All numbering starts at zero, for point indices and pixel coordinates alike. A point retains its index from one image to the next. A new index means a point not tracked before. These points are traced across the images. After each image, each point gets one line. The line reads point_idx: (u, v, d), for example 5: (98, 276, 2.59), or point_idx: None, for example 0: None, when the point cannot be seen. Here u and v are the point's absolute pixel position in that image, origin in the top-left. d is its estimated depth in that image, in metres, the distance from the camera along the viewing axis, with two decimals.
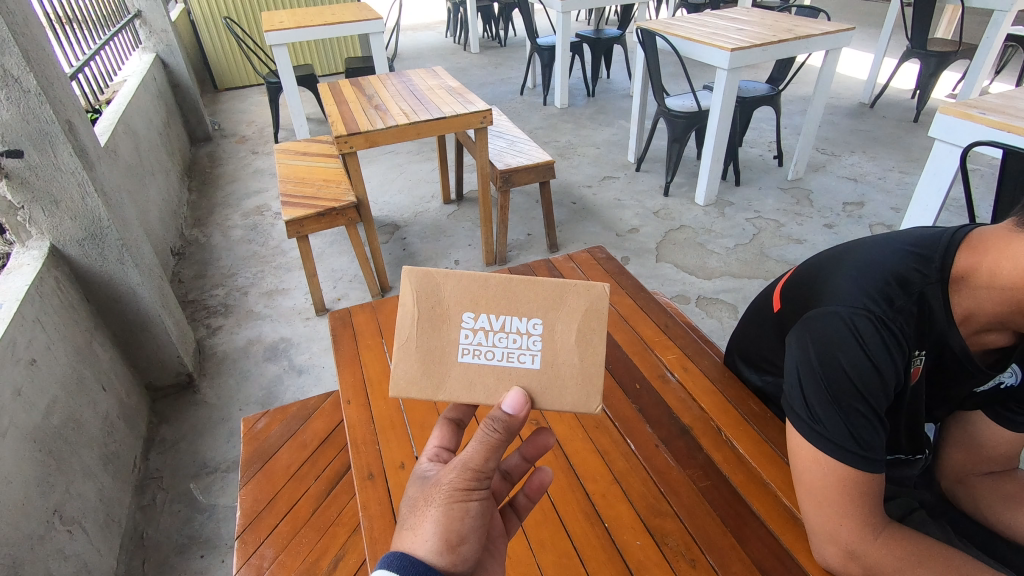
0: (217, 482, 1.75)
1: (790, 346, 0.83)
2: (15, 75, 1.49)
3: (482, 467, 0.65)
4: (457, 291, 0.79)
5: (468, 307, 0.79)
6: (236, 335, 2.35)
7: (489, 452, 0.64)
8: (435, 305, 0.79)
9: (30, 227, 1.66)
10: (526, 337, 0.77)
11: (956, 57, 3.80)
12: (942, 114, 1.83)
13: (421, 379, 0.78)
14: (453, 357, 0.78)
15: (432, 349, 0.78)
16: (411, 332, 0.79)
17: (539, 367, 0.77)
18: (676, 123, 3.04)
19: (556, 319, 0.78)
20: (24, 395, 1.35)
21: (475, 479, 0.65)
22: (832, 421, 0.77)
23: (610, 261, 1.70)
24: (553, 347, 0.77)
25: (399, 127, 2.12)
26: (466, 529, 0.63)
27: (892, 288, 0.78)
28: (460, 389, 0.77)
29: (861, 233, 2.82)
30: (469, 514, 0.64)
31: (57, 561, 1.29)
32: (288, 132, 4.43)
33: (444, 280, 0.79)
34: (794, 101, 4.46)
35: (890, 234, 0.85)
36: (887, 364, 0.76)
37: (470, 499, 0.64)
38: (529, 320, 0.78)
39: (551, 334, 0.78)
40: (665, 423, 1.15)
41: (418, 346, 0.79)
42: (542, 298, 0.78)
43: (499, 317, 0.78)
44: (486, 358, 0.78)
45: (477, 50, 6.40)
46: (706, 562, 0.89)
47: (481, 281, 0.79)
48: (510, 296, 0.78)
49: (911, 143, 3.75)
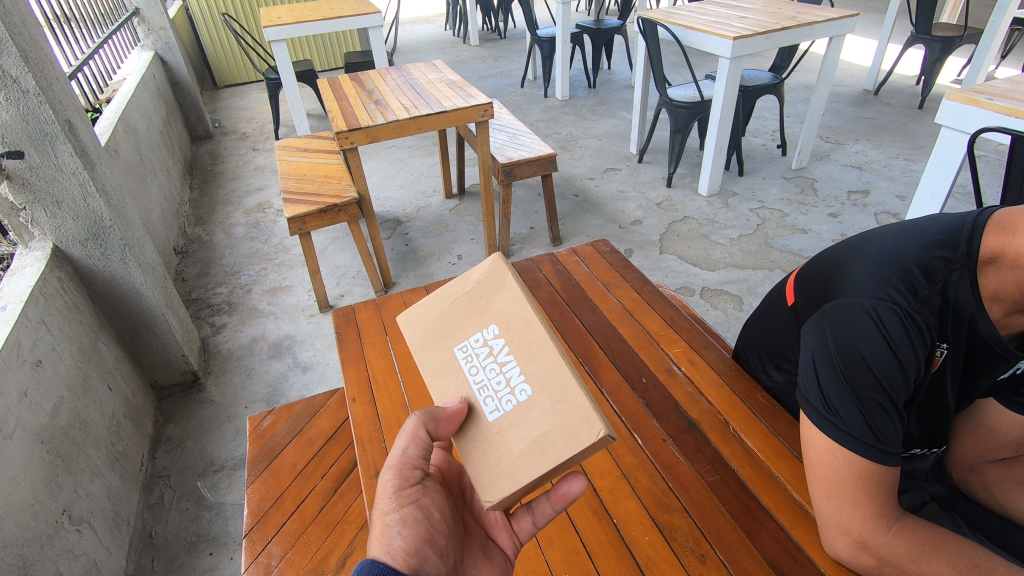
0: (225, 479, 1.76)
1: (807, 337, 0.82)
2: (14, 75, 1.48)
3: (403, 462, 0.72)
4: (508, 302, 0.77)
5: (500, 324, 0.76)
6: (240, 332, 2.35)
7: (410, 443, 0.71)
8: (484, 298, 0.80)
9: (32, 228, 1.65)
10: (508, 389, 0.72)
11: (961, 42, 3.75)
12: (949, 100, 1.80)
13: (425, 336, 0.83)
14: (454, 344, 0.80)
15: (450, 321, 0.82)
16: (453, 296, 0.84)
17: (490, 419, 0.71)
18: (679, 113, 3.01)
19: (540, 403, 0.69)
20: (31, 396, 1.36)
21: (404, 475, 0.71)
22: (851, 414, 0.76)
23: (615, 255, 1.68)
24: (517, 418, 0.69)
25: (400, 121, 2.10)
26: (407, 535, 0.66)
27: (916, 277, 0.77)
28: (433, 369, 0.80)
29: (866, 222, 2.79)
30: (406, 515, 0.68)
31: (67, 561, 1.29)
32: (288, 129, 4.41)
33: (508, 285, 0.78)
34: (798, 89, 4.43)
35: (912, 221, 0.84)
36: (910, 356, 0.75)
37: (403, 501, 0.70)
38: (523, 382, 0.71)
39: (525, 409, 0.69)
40: (671, 418, 1.14)
41: (445, 313, 0.83)
42: (556, 375, 0.69)
43: (508, 356, 0.74)
44: (470, 372, 0.76)
45: (477, 42, 6.37)
46: (715, 557, 0.88)
47: (526, 318, 0.74)
48: (532, 349, 0.72)
49: (916, 130, 3.72)
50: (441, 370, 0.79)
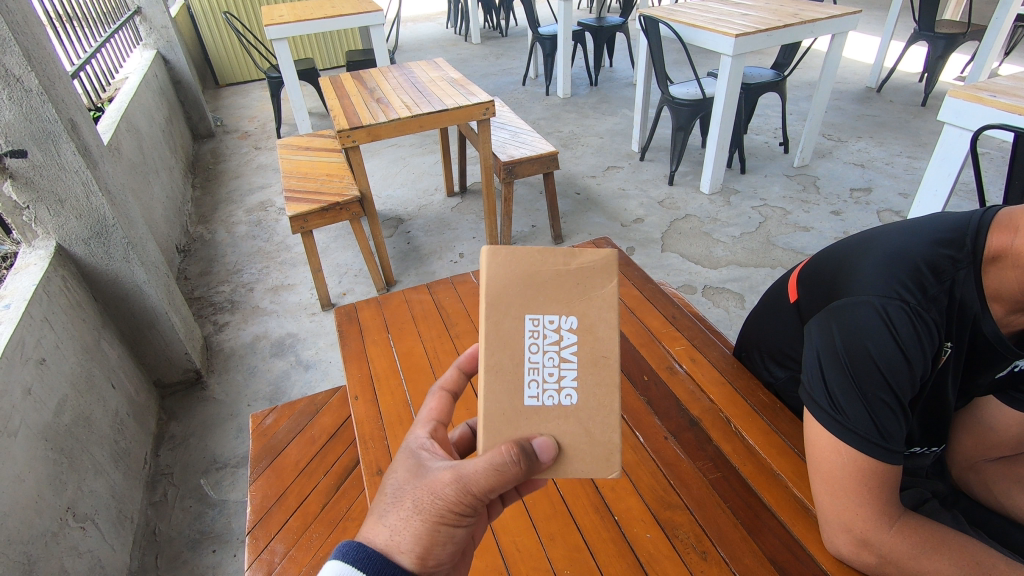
0: (228, 477, 1.77)
1: (813, 334, 0.82)
2: (17, 74, 1.49)
3: (482, 494, 0.64)
4: (603, 305, 0.72)
5: (581, 322, 0.72)
6: (242, 331, 2.36)
7: (499, 482, 0.63)
8: (581, 285, 0.72)
9: (35, 227, 1.66)
10: (558, 389, 0.70)
11: (965, 39, 3.73)
12: (952, 96, 1.79)
13: (505, 286, 0.73)
14: (526, 313, 0.72)
15: (532, 285, 0.73)
16: (552, 261, 0.73)
17: (528, 404, 0.70)
18: (681, 111, 3.01)
19: (578, 418, 0.70)
20: (35, 394, 1.36)
21: (470, 504, 0.65)
22: (857, 412, 0.76)
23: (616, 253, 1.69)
24: (552, 419, 0.70)
25: (401, 120, 2.10)
26: (443, 553, 0.65)
27: (924, 276, 0.77)
28: (494, 327, 0.72)
29: (868, 220, 2.79)
30: (455, 534, 0.65)
31: (71, 558, 1.30)
32: (290, 127, 4.42)
33: (609, 291, 0.72)
34: (800, 87, 4.41)
35: (919, 218, 0.84)
36: (916, 354, 0.75)
37: (458, 525, 0.65)
38: (575, 388, 0.71)
39: (565, 417, 0.70)
40: (673, 415, 1.14)
41: (529, 272, 0.73)
42: (605, 396, 0.71)
43: (571, 357, 0.71)
44: (529, 351, 0.71)
45: (478, 40, 6.36)
46: (716, 554, 0.88)
47: (606, 334, 0.72)
48: (597, 363, 0.71)
49: (919, 127, 3.70)
50: (502, 329, 0.72)
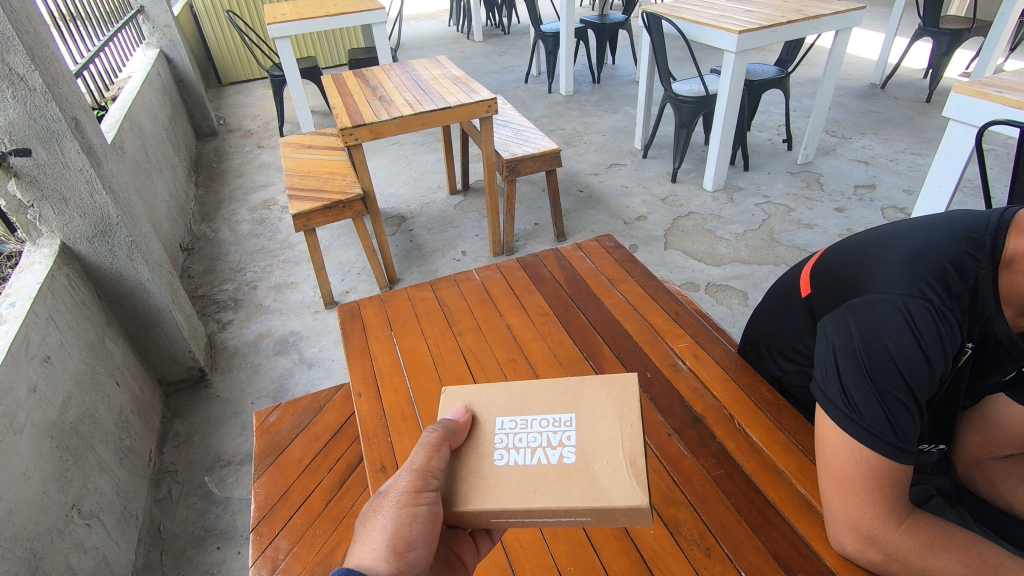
0: (232, 474, 1.77)
1: (828, 329, 0.82)
2: (21, 73, 1.49)
3: (427, 467, 0.70)
4: (601, 485, 0.69)
5: (575, 463, 0.72)
6: (246, 329, 2.36)
7: (429, 451, 0.71)
8: (606, 468, 0.71)
9: (39, 225, 1.67)
10: (510, 445, 0.75)
11: (969, 35, 3.71)
12: (957, 92, 1.79)
13: (597, 398, 0.80)
14: (565, 419, 0.78)
15: (602, 419, 0.77)
16: (629, 438, 0.74)
17: (494, 417, 0.79)
18: (684, 108, 3.00)
19: (487, 471, 0.73)
20: (40, 391, 1.37)
21: (423, 480, 0.69)
22: (872, 410, 0.75)
23: (619, 250, 1.68)
24: (486, 446, 0.76)
25: (404, 118, 2.10)
26: (414, 535, 0.65)
27: (948, 275, 0.76)
28: (548, 392, 0.82)
29: (872, 217, 2.78)
30: (420, 512, 0.67)
31: (77, 555, 1.30)
32: (292, 125, 4.43)
33: (619, 490, 0.68)
34: (804, 83, 4.40)
35: (940, 216, 0.83)
36: (936, 353, 0.75)
37: (419, 503, 0.67)
38: (506, 464, 0.73)
39: (488, 460, 0.74)
40: (677, 412, 1.14)
41: (602, 417, 0.77)
42: (496, 492, 0.70)
43: (538, 459, 0.74)
44: (537, 422, 0.78)
45: (481, 38, 6.35)
46: (720, 550, 0.88)
47: (567, 490, 0.69)
48: (542, 481, 0.71)
49: (923, 123, 3.69)
50: (561, 395, 0.81)
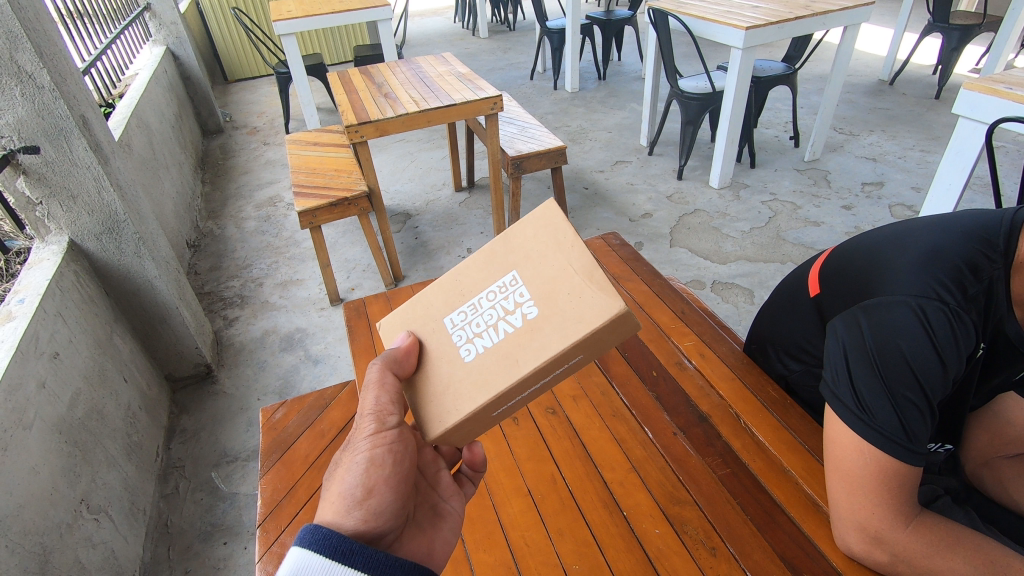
0: (238, 470, 1.78)
1: (839, 330, 0.81)
2: (29, 71, 1.50)
3: (379, 407, 0.71)
4: (568, 321, 0.67)
5: (536, 316, 0.70)
6: (252, 325, 2.37)
7: (379, 389, 0.71)
8: (568, 302, 0.68)
9: (48, 222, 1.69)
10: (471, 338, 0.74)
11: (980, 30, 3.67)
12: (967, 89, 1.77)
13: (527, 242, 0.74)
14: (507, 279, 0.75)
15: (538, 258, 0.72)
16: (574, 260, 0.70)
17: (443, 324, 0.78)
18: (690, 105, 2.99)
19: (460, 372, 0.72)
20: (49, 387, 1.38)
21: (380, 419, 0.71)
22: (883, 411, 0.75)
23: (625, 248, 1.68)
24: (448, 353, 0.75)
25: (409, 115, 2.10)
26: (374, 481, 0.66)
27: (963, 275, 0.76)
28: (479, 266, 0.79)
29: (880, 215, 2.76)
30: (376, 455, 0.68)
31: (85, 550, 1.32)
32: (298, 122, 4.44)
33: (588, 318, 0.66)
34: (811, 80, 4.37)
35: (953, 215, 0.83)
36: (950, 355, 0.74)
37: (376, 446, 0.69)
38: (474, 357, 0.72)
39: (456, 364, 0.73)
40: (682, 411, 1.14)
41: (540, 257, 0.73)
42: (478, 387, 0.70)
43: (504, 334, 0.72)
44: (483, 301, 0.76)
45: (486, 34, 6.34)
46: (726, 550, 0.88)
47: (542, 342, 0.68)
48: (517, 349, 0.70)
49: (932, 120, 3.66)
50: (494, 262, 0.77)
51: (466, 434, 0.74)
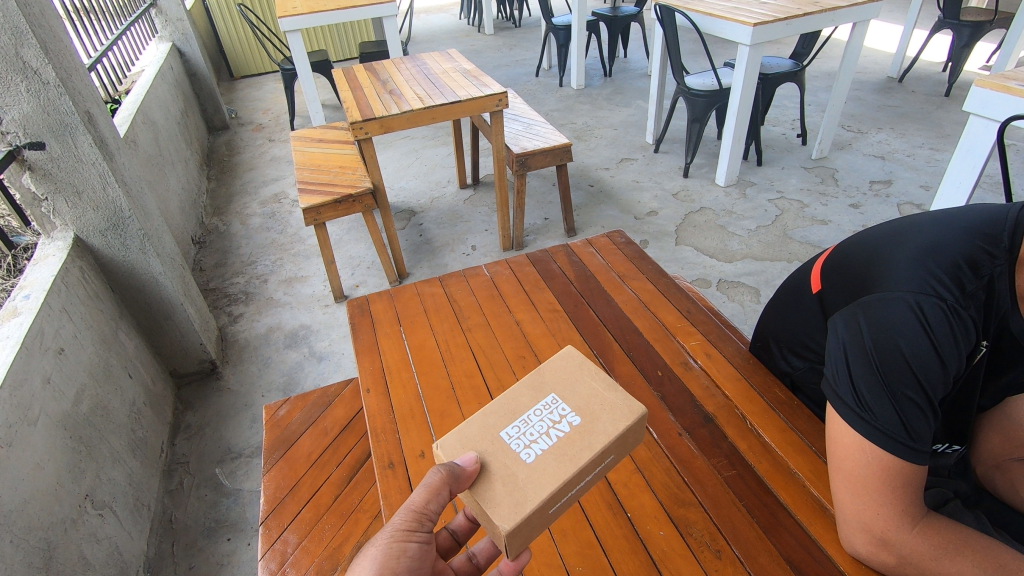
0: (242, 466, 1.78)
1: (838, 328, 0.80)
2: (35, 67, 1.50)
3: (424, 510, 0.72)
4: (612, 422, 0.79)
5: (580, 418, 0.80)
6: (257, 322, 2.37)
7: (431, 497, 0.71)
8: (607, 412, 0.81)
9: (53, 218, 1.69)
10: (528, 443, 0.78)
11: (991, 27, 3.63)
12: (978, 86, 1.75)
13: (560, 372, 0.88)
14: (550, 397, 0.84)
15: (575, 383, 0.86)
16: (602, 383, 0.85)
17: (498, 439, 0.80)
18: (697, 102, 2.97)
19: (524, 473, 0.74)
20: (54, 383, 1.38)
21: (418, 520, 0.72)
22: (883, 410, 0.73)
23: (630, 246, 1.67)
24: (509, 462, 0.76)
25: (413, 111, 2.09)
26: (401, 567, 0.69)
27: (962, 271, 0.74)
28: (518, 390, 0.86)
29: (888, 213, 2.73)
30: (409, 548, 0.71)
31: (90, 545, 1.32)
32: (303, 119, 4.44)
33: (625, 420, 0.80)
34: (819, 77, 4.34)
35: (953, 211, 0.81)
36: (951, 353, 0.73)
37: (410, 540, 0.71)
38: (531, 459, 0.76)
39: (518, 469, 0.75)
40: (687, 411, 1.13)
41: (573, 381, 0.86)
42: (544, 478, 0.73)
43: (556, 437, 0.78)
44: (530, 416, 0.82)
45: (491, 31, 6.32)
46: (731, 552, 0.87)
47: (592, 439, 0.77)
48: (571, 448, 0.76)
49: (942, 118, 3.62)
50: (533, 388, 0.86)
51: (522, 541, 0.72)
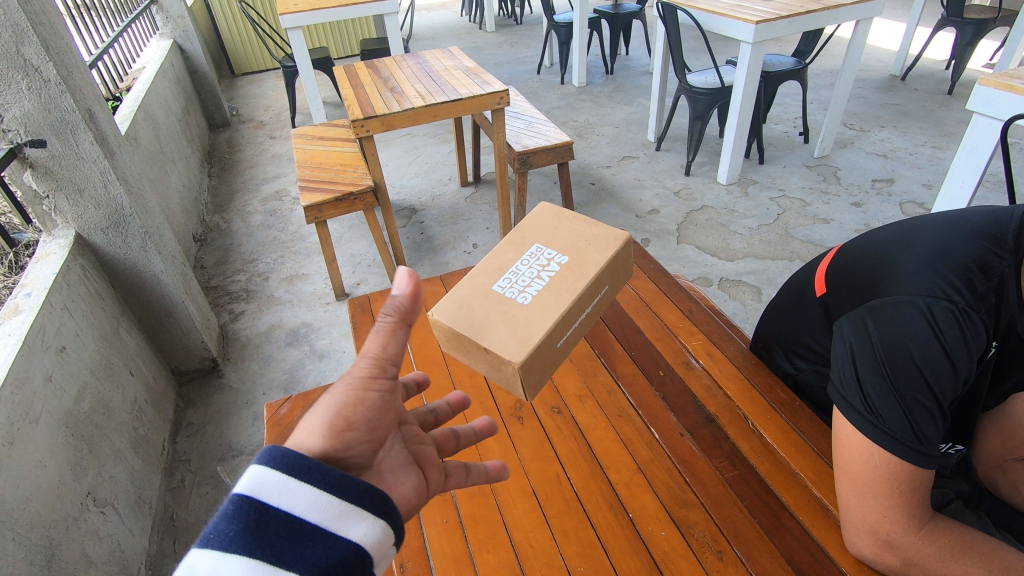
0: (244, 464, 1.79)
1: (846, 331, 0.79)
2: (36, 65, 1.49)
3: (384, 356, 0.54)
4: (593, 262, 0.93)
5: (565, 262, 0.93)
6: (258, 320, 2.38)
7: (388, 337, 0.53)
8: (586, 255, 0.94)
9: (55, 216, 1.69)
10: (523, 291, 0.89)
11: (995, 25, 3.61)
12: (982, 85, 1.74)
13: (535, 236, 1.00)
14: (531, 253, 0.96)
15: (551, 240, 0.98)
16: (576, 235, 0.99)
17: (493, 294, 0.89)
18: (698, 100, 2.96)
19: (528, 315, 0.85)
20: (56, 380, 1.38)
21: (378, 368, 0.54)
22: (892, 414, 0.73)
23: (632, 245, 1.66)
24: (511, 308, 0.87)
25: (415, 109, 2.08)
26: (358, 417, 0.52)
27: (973, 274, 0.74)
28: (500, 253, 0.97)
29: (890, 212, 2.72)
30: (368, 399, 0.53)
31: (92, 543, 1.32)
32: (304, 116, 4.43)
33: (605, 258, 0.94)
34: (821, 75, 4.32)
35: (959, 212, 0.81)
36: (961, 356, 0.72)
37: (370, 389, 0.53)
38: (528, 300, 0.87)
39: (521, 310, 0.86)
40: (688, 411, 1.12)
41: (549, 237, 0.99)
42: (545, 312, 0.85)
43: (548, 282, 0.90)
44: (518, 272, 0.93)
45: (493, 28, 6.30)
46: (732, 553, 0.87)
47: (580, 277, 0.91)
48: (565, 288, 0.89)
49: (944, 116, 3.60)
50: (515, 249, 0.98)
51: (537, 369, 0.84)
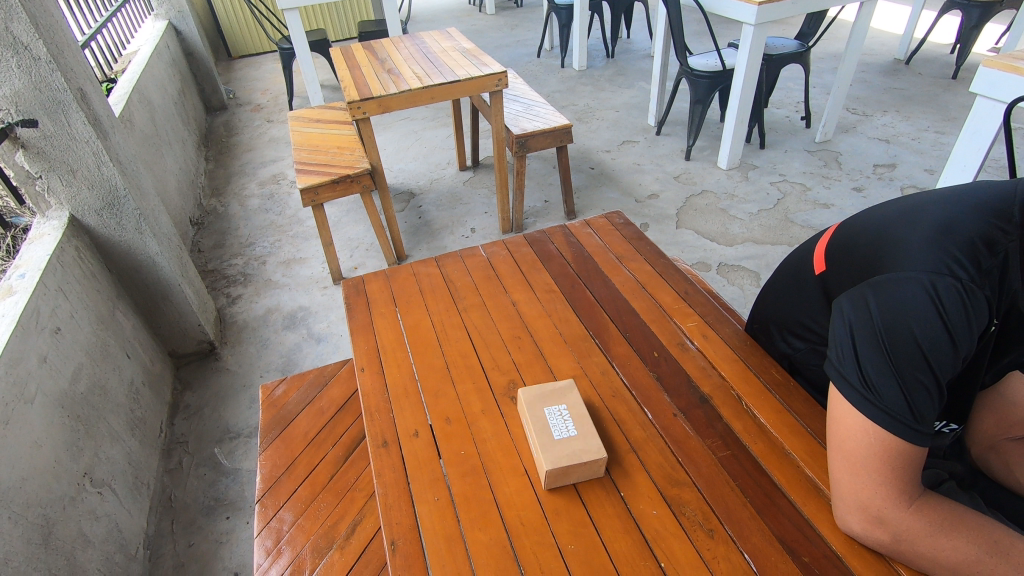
0: (240, 447, 1.79)
1: (846, 308, 0.78)
2: (25, 42, 1.47)
3: None
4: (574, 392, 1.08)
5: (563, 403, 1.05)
6: (255, 303, 2.37)
7: None
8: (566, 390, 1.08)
9: (48, 198, 1.68)
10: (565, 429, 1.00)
11: (1001, 7, 3.56)
12: (986, 66, 1.71)
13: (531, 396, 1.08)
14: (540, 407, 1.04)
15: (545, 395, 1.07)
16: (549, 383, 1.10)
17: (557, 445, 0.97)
18: (699, 83, 2.92)
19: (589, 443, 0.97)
20: (50, 362, 1.38)
21: None
22: (890, 391, 0.72)
23: (629, 227, 1.65)
24: (573, 445, 0.97)
25: (412, 91, 2.06)
26: None
27: (978, 250, 0.73)
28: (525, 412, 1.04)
29: (891, 197, 2.71)
30: None
31: (90, 522, 1.33)
32: (301, 99, 4.38)
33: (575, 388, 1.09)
34: (825, 59, 4.27)
35: (964, 187, 0.80)
36: (963, 333, 0.71)
37: None
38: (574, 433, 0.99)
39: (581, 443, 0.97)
40: (683, 392, 1.12)
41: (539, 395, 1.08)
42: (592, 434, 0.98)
43: (570, 419, 1.02)
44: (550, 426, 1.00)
45: (493, 11, 6.21)
46: (724, 532, 0.87)
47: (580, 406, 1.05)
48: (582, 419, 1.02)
49: (948, 101, 3.56)
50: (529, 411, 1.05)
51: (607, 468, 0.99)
